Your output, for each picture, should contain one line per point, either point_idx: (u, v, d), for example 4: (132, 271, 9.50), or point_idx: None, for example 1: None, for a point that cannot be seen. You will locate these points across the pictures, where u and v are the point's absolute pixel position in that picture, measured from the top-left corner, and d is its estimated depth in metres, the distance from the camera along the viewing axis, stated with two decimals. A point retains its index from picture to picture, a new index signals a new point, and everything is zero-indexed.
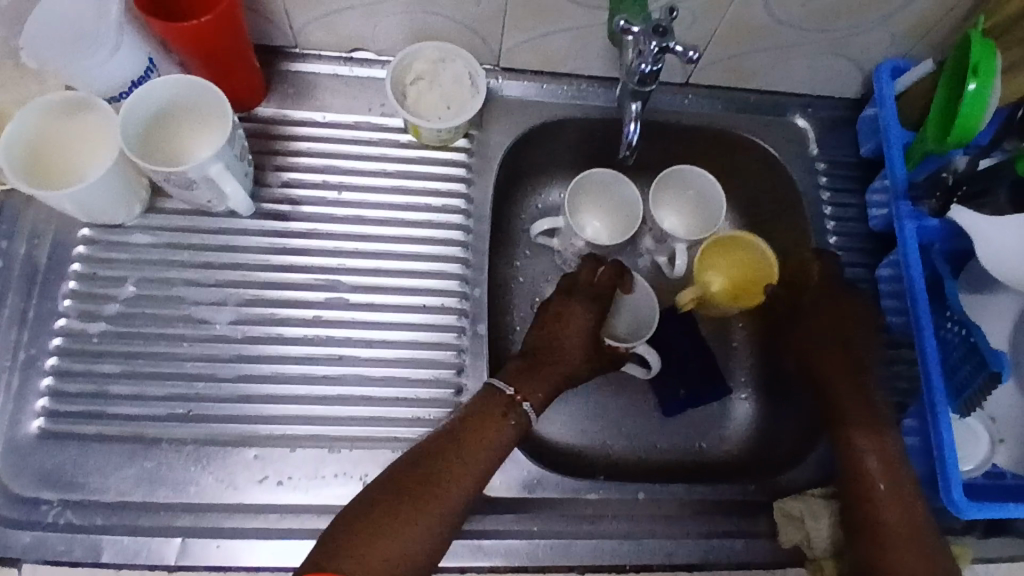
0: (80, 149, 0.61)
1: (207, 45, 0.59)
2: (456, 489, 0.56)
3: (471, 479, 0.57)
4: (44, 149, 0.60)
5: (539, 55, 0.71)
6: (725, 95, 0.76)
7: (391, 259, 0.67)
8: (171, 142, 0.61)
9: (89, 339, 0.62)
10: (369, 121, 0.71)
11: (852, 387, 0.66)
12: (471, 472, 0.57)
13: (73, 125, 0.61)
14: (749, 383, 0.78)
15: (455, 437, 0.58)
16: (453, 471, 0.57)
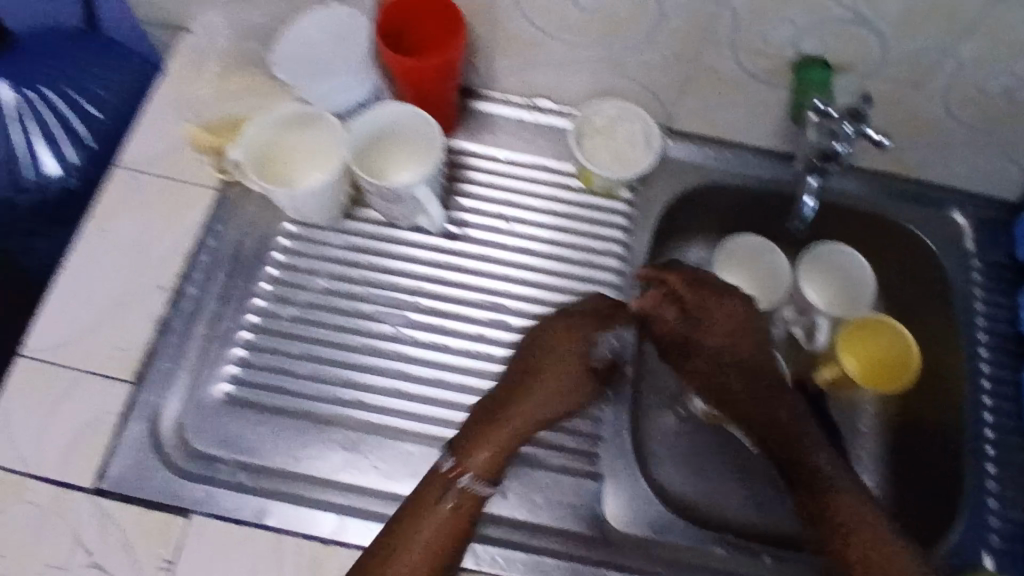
0: (304, 157, 0.68)
1: (426, 81, 0.66)
2: (489, 466, 0.61)
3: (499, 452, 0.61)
4: (274, 150, 0.68)
5: (710, 122, 0.76)
6: (882, 182, 0.78)
7: (551, 291, 0.72)
8: (381, 160, 0.68)
9: (279, 320, 0.69)
10: (544, 163, 0.77)
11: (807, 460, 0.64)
12: (499, 440, 0.61)
13: (295, 134, 0.68)
14: (874, 467, 0.78)
15: (483, 417, 0.62)
16: (490, 440, 0.61)
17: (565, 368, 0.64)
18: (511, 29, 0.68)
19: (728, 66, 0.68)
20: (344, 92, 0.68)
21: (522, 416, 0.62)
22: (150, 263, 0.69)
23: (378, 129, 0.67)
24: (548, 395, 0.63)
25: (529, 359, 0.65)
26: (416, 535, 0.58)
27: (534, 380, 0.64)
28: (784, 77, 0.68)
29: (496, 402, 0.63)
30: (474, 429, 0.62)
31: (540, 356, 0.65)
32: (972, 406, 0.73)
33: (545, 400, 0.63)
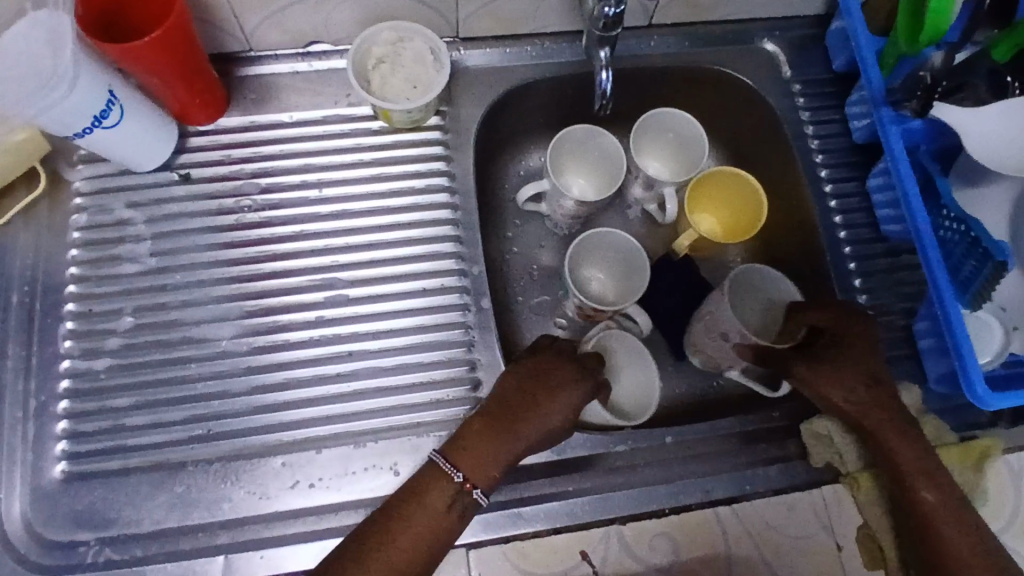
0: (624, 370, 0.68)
1: (168, 58, 0.58)
2: (484, 474, 0.53)
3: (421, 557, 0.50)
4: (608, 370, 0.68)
5: (498, 19, 0.70)
6: (690, 31, 0.74)
7: (386, 248, 0.67)
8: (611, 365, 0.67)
9: (98, 376, 0.62)
10: (337, 113, 0.70)
11: (875, 411, 0.58)
12: (495, 466, 0.53)
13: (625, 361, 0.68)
14: None
15: (412, 501, 0.52)
16: (398, 546, 0.50)
17: (548, 423, 0.56)
18: None
19: None
20: (74, 103, 0.54)
21: (421, 528, 0.51)
22: None
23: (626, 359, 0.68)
24: (562, 412, 0.56)
25: (510, 408, 0.56)
26: None
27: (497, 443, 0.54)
28: None
29: (398, 507, 0.52)
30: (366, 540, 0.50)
31: (529, 412, 0.56)
32: (826, 229, 0.72)
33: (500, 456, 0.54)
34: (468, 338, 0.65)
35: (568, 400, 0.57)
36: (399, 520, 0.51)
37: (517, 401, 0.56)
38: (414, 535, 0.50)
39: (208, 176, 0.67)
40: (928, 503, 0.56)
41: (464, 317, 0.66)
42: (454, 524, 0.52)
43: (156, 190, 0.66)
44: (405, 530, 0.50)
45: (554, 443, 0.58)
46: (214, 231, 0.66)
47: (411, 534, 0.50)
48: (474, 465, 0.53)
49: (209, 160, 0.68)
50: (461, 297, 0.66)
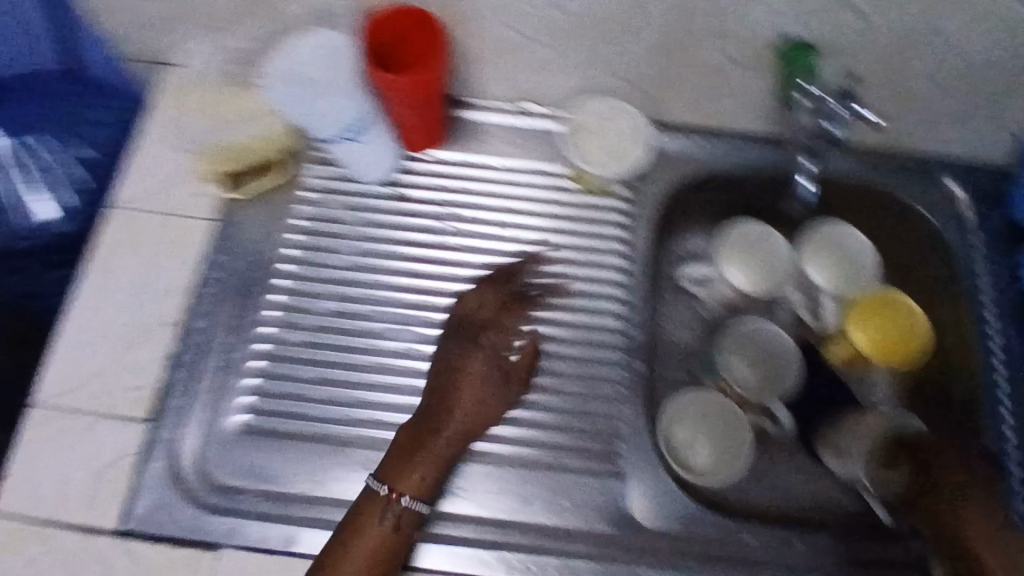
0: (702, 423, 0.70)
1: (418, 93, 0.67)
2: (422, 486, 0.61)
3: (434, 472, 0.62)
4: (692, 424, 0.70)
5: (699, 111, 0.76)
6: (875, 156, 0.78)
7: (558, 296, 0.73)
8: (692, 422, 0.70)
9: (290, 347, 0.70)
10: (537, 166, 0.77)
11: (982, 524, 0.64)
12: (425, 478, 0.61)
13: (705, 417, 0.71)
14: None
15: (360, 516, 0.59)
16: (351, 549, 0.58)
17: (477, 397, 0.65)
18: (496, 36, 0.69)
19: (711, 55, 0.68)
20: None
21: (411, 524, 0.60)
22: (155, 300, 0.69)
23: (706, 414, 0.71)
24: (471, 390, 0.65)
25: (451, 378, 0.66)
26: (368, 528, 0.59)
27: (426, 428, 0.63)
28: (772, 62, 0.68)
29: (354, 517, 0.59)
30: (339, 545, 0.58)
31: (450, 404, 0.65)
32: (983, 370, 0.74)
33: (477, 401, 0.65)
34: (619, 394, 0.71)
35: (470, 378, 0.65)
36: (376, 523, 0.59)
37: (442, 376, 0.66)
38: (380, 540, 0.58)
39: (415, 197, 0.75)
40: (966, 524, 0.64)
41: (617, 374, 0.71)
42: (459, 520, 0.60)
43: (369, 199, 0.75)
44: (341, 543, 0.58)
45: (495, 418, 0.66)
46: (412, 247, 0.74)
47: (419, 522, 0.59)
48: (420, 465, 0.62)
49: (419, 183, 0.76)
50: (617, 355, 0.72)
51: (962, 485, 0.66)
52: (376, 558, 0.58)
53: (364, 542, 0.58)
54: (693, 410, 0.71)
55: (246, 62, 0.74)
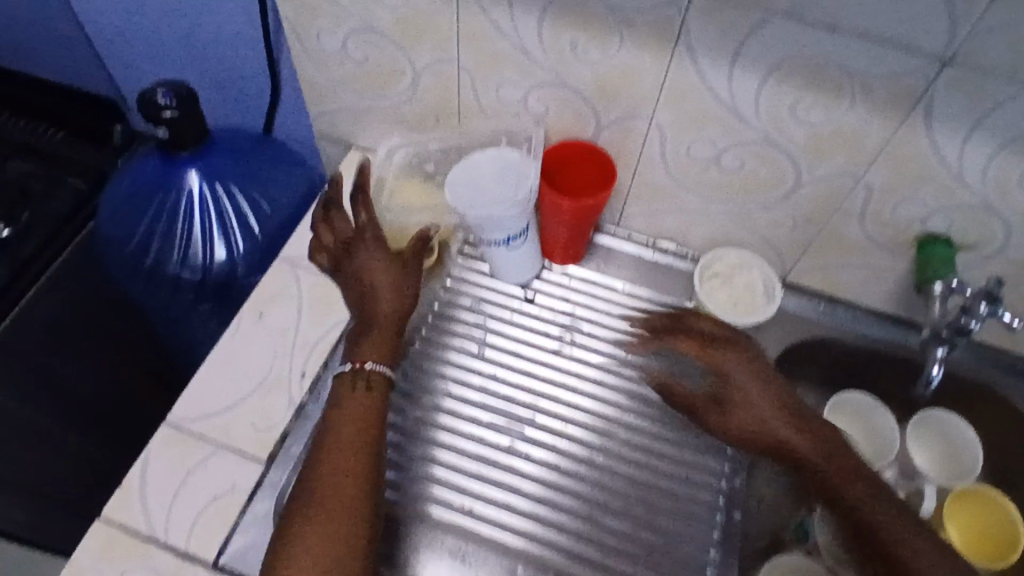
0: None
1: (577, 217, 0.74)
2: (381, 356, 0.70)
3: (388, 347, 0.71)
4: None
5: (825, 280, 0.81)
6: (994, 354, 0.80)
7: (660, 425, 0.75)
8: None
9: (407, 420, 0.75)
10: (661, 299, 0.82)
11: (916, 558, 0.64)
12: (384, 351, 0.71)
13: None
14: None
15: (338, 445, 0.65)
16: (336, 470, 0.63)
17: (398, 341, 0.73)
18: (653, 177, 0.77)
19: (850, 232, 0.73)
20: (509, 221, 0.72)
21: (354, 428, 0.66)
22: (296, 349, 0.75)
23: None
24: (391, 291, 0.73)
25: (363, 285, 0.73)
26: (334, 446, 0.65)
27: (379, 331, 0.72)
28: (907, 250, 0.73)
29: (319, 455, 0.65)
30: (314, 488, 0.63)
31: (374, 304, 0.73)
32: None
33: (390, 299, 0.73)
34: (709, 537, 0.71)
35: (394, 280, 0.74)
36: (335, 454, 0.64)
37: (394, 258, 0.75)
38: (343, 467, 0.64)
39: (545, 304, 0.82)
40: (755, 432, 0.72)
41: (709, 515, 0.72)
42: (377, 407, 0.68)
43: (505, 299, 0.82)
44: (330, 476, 0.63)
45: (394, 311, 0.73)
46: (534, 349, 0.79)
47: (338, 441, 0.65)
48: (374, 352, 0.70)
49: (551, 293, 0.82)
50: (713, 496, 0.73)
51: (757, 408, 0.72)
52: (346, 484, 0.63)
53: (334, 472, 0.63)
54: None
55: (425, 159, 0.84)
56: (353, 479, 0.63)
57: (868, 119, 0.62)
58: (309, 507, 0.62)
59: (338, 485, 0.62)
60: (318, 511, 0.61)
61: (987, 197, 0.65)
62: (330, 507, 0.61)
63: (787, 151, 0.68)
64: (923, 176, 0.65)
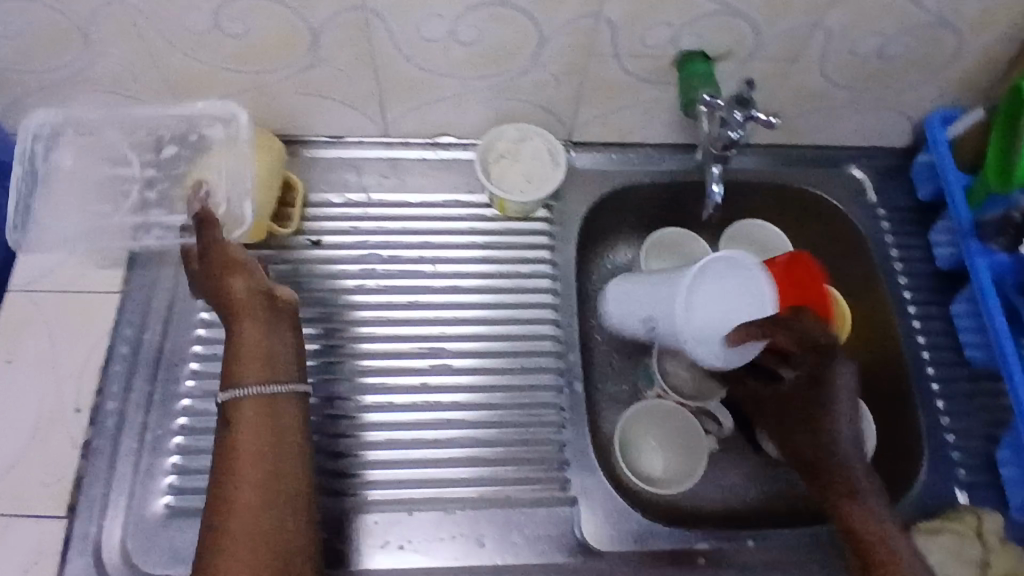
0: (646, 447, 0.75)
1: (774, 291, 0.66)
2: (256, 374, 0.59)
3: (267, 358, 0.60)
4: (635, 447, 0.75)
5: (610, 129, 0.77)
6: (784, 153, 0.81)
7: (485, 324, 0.71)
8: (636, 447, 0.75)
9: (211, 418, 0.66)
10: (457, 198, 0.77)
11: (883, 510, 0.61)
12: (261, 367, 0.59)
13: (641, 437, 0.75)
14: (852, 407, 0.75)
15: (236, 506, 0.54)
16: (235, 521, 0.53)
17: (271, 334, 0.61)
18: (400, 73, 0.68)
19: (613, 72, 0.69)
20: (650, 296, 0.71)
21: (256, 463, 0.55)
22: (61, 383, 0.65)
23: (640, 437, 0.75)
24: (249, 290, 0.63)
25: (218, 294, 0.63)
26: (234, 460, 0.56)
27: (254, 343, 0.60)
28: (672, 74, 0.70)
29: (215, 498, 0.54)
30: (219, 539, 0.52)
31: (233, 309, 0.62)
32: (907, 343, 0.74)
33: (250, 295, 0.62)
34: (560, 418, 0.68)
35: (246, 273, 0.63)
36: (240, 501, 0.54)
37: (221, 252, 0.64)
38: (249, 516, 0.53)
39: (336, 245, 0.73)
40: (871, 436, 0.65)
41: (556, 399, 0.69)
42: (277, 429, 0.58)
43: (290, 251, 0.73)
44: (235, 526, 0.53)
45: (263, 308, 0.63)
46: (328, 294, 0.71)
47: (245, 461, 0.55)
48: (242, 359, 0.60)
49: (338, 228, 0.74)
50: (555, 378, 0.70)
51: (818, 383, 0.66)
52: (263, 514, 0.54)
53: (241, 507, 0.54)
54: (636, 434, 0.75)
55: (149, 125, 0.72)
56: (272, 503, 0.55)
57: None
58: (214, 547, 0.52)
59: (249, 524, 0.53)
60: (226, 551, 0.52)
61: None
62: (240, 535, 0.52)
63: (519, 4, 0.61)
64: None
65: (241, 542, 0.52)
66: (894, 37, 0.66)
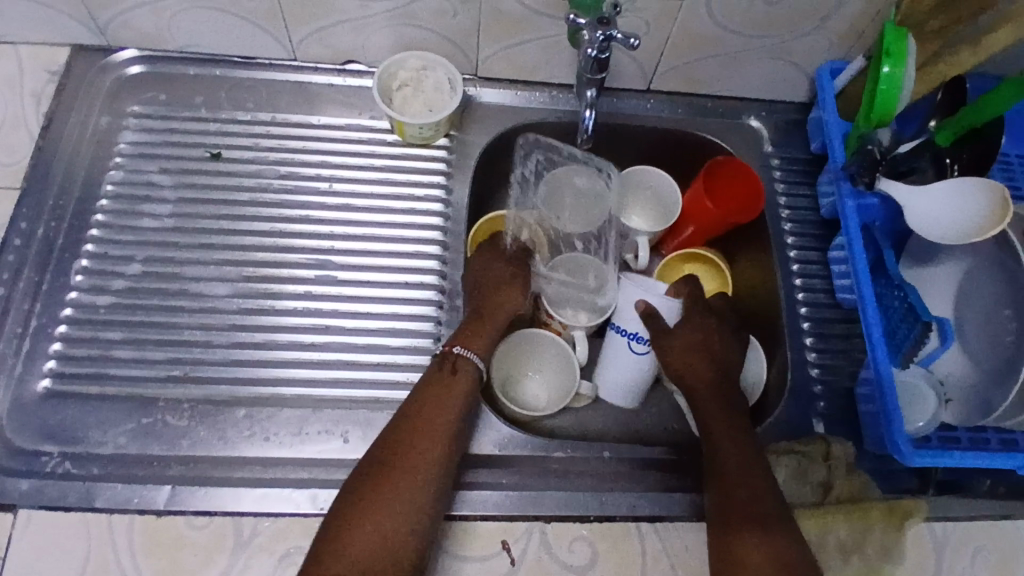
0: (526, 375, 0.76)
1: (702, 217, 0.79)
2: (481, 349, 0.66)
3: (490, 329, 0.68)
4: (515, 374, 0.76)
5: (513, 65, 0.80)
6: (685, 101, 0.84)
7: (374, 240, 0.74)
8: (518, 374, 0.76)
9: (96, 311, 0.69)
10: (359, 122, 0.79)
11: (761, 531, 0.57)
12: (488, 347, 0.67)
13: (522, 363, 0.76)
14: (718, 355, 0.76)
15: (424, 391, 0.63)
16: (421, 427, 0.60)
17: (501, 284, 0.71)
18: None
19: (507, 3, 0.72)
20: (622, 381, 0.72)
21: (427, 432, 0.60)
22: None
23: (521, 365, 0.76)
24: (493, 268, 0.72)
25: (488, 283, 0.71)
26: (414, 417, 0.61)
27: (502, 289, 0.71)
28: (563, 8, 0.72)
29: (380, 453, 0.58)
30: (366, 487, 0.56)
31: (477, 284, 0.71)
32: (784, 285, 0.77)
33: (495, 266, 0.72)
34: (437, 332, 0.71)
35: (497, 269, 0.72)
36: (396, 481, 0.56)
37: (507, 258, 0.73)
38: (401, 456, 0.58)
39: (236, 158, 0.77)
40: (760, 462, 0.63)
41: (437, 313, 0.72)
42: (453, 417, 0.61)
43: (191, 163, 0.76)
44: (430, 407, 0.61)
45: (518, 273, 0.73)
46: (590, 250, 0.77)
47: (406, 446, 0.59)
48: (509, 300, 0.70)
49: (238, 143, 0.77)
50: (437, 295, 0.73)
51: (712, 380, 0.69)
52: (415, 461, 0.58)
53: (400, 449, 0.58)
54: (516, 362, 0.76)
55: (64, 27, 0.76)
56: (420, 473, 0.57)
57: None
58: (374, 471, 0.57)
59: (404, 474, 0.57)
60: (388, 467, 0.57)
61: None
62: (405, 467, 0.57)
63: None
64: None
65: (399, 473, 0.57)
66: None
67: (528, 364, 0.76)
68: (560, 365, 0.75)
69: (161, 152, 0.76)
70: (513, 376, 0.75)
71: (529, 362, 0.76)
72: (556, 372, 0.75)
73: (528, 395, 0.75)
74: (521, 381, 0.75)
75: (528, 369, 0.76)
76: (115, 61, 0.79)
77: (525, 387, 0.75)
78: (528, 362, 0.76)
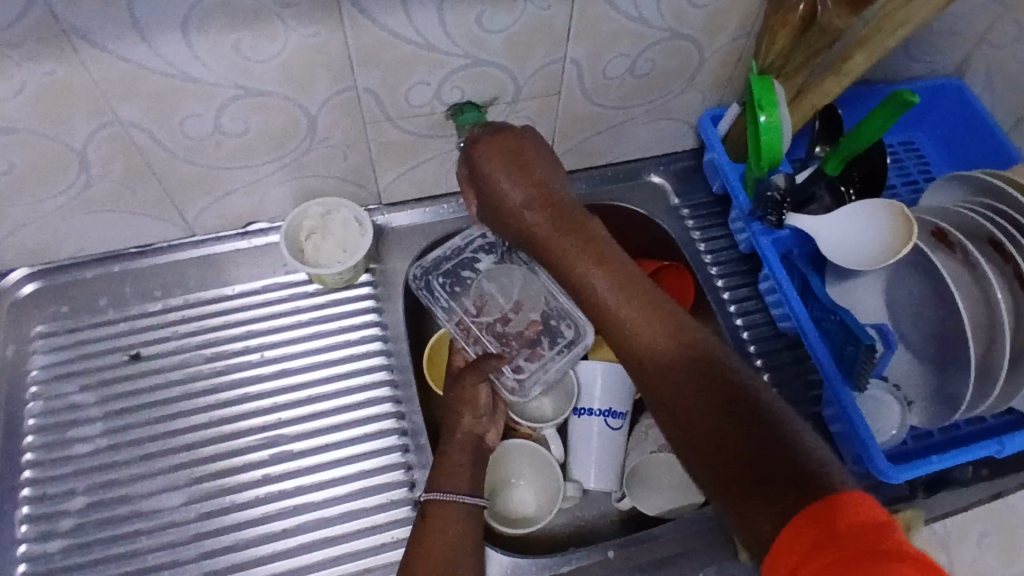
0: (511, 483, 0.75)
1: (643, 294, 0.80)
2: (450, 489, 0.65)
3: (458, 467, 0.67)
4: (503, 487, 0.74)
5: (414, 185, 0.80)
6: (585, 175, 0.86)
7: (321, 398, 0.72)
8: (503, 484, 0.74)
9: (51, 559, 0.64)
10: (275, 281, 0.78)
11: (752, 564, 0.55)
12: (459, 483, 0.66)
13: (504, 473, 0.75)
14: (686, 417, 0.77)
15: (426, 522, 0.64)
16: (431, 548, 0.61)
17: (466, 406, 0.71)
18: (181, 174, 0.69)
19: (394, 134, 0.72)
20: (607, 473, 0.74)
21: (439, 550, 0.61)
22: None
23: (503, 474, 0.75)
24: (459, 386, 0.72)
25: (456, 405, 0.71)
26: (424, 542, 0.62)
27: (467, 411, 0.70)
28: (449, 127, 0.73)
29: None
30: None
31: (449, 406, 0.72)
32: (727, 328, 0.79)
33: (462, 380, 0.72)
34: (410, 476, 0.69)
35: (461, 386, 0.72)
36: None
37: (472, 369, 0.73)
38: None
39: (158, 352, 0.74)
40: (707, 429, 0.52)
41: (405, 457, 0.70)
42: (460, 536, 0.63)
43: (111, 370, 0.72)
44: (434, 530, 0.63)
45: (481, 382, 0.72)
46: (557, 349, 0.76)
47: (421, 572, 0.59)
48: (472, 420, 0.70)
49: (156, 336, 0.75)
50: (401, 437, 0.71)
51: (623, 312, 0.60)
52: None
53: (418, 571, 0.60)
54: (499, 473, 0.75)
55: None
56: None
57: (313, 32, 0.59)
58: None
59: None
60: None
61: (468, 52, 0.65)
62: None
63: (275, 91, 0.64)
64: (405, 59, 0.64)
65: None
66: (641, 56, 0.71)
67: (510, 472, 0.75)
68: (541, 467, 0.74)
69: (78, 366, 0.73)
70: (499, 489, 0.74)
71: (509, 470, 0.75)
72: (540, 472, 0.74)
73: (519, 503, 0.73)
74: (509, 490, 0.74)
75: (512, 477, 0.75)
76: (7, 285, 0.75)
77: (515, 495, 0.74)
78: (509, 470, 0.75)
